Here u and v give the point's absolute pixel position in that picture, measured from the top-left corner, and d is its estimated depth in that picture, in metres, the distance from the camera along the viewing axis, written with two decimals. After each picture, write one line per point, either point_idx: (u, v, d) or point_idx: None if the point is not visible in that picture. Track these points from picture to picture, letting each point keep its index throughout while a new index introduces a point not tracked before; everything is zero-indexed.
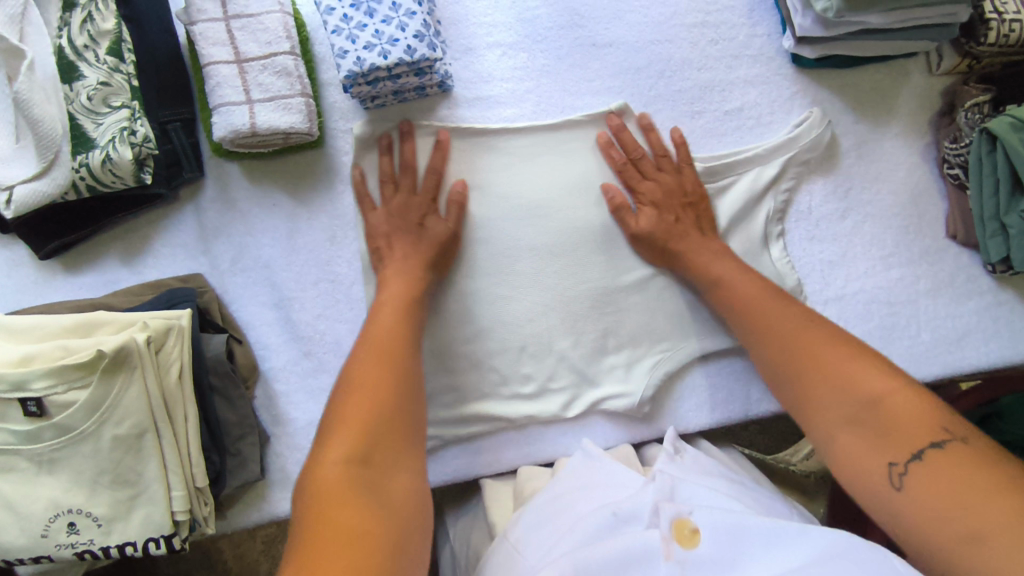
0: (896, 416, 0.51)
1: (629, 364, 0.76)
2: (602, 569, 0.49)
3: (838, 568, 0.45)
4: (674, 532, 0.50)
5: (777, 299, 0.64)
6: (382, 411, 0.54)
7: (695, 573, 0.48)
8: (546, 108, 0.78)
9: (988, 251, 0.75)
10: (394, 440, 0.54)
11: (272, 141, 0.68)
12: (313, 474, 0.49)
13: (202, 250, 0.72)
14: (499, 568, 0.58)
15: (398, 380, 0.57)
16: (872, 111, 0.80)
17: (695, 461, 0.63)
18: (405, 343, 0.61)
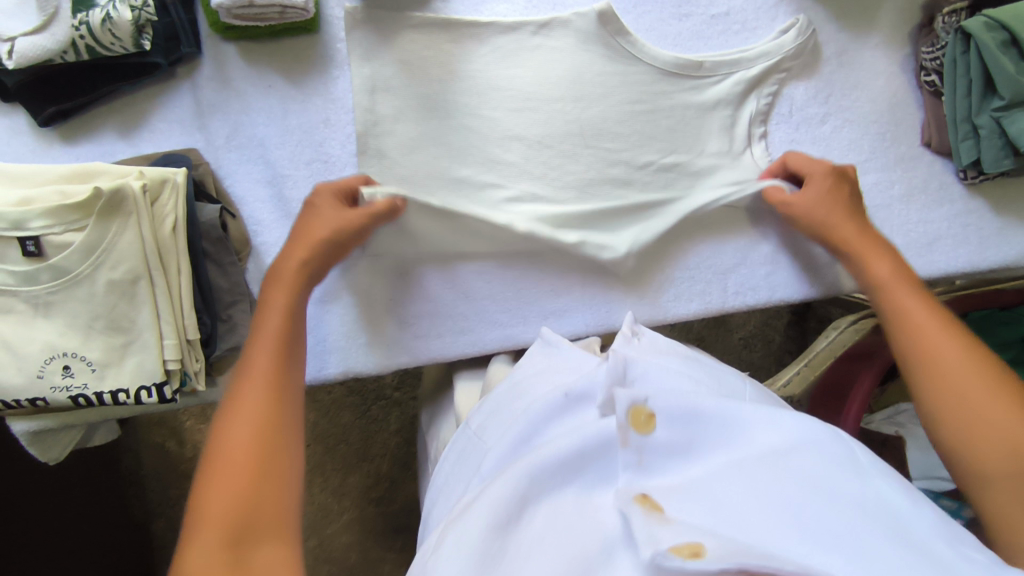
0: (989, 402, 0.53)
1: (611, 254, 0.78)
2: (559, 465, 0.45)
3: (802, 462, 0.43)
4: (629, 419, 0.45)
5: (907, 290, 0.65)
6: (259, 471, 0.51)
7: (653, 457, 0.44)
8: (537, 5, 0.80)
9: (959, 155, 0.78)
10: (267, 472, 0.51)
11: (268, 15, 0.70)
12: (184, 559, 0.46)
13: (198, 127, 0.74)
14: (462, 451, 0.59)
15: (280, 439, 0.54)
16: (854, 20, 0.83)
17: (652, 344, 0.62)
18: (288, 387, 0.59)
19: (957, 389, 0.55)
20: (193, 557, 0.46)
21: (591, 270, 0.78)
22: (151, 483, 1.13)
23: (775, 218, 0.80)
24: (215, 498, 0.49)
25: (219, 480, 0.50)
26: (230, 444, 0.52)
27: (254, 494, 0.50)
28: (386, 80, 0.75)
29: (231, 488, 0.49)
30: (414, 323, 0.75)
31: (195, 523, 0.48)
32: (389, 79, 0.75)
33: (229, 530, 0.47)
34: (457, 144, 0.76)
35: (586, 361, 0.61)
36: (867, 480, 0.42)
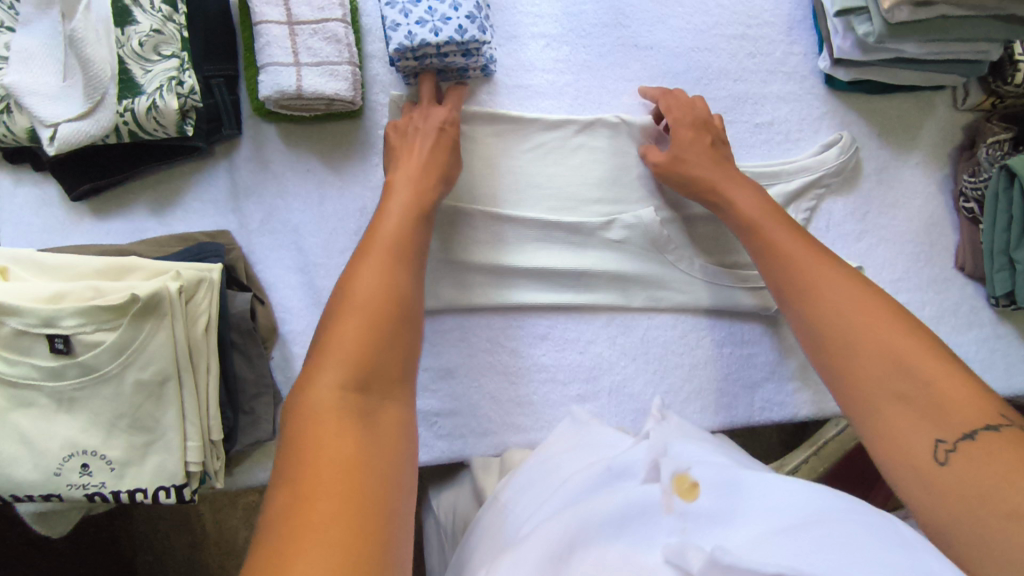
0: (924, 371, 0.49)
1: (640, 360, 0.77)
2: (607, 519, 0.46)
3: (848, 521, 0.42)
4: (674, 485, 0.47)
5: (815, 254, 0.61)
6: (364, 369, 0.49)
7: (696, 525, 0.45)
8: (583, 103, 0.79)
9: (993, 283, 0.78)
10: (374, 400, 0.48)
11: (315, 105, 0.69)
12: (287, 464, 0.43)
13: (232, 208, 0.73)
14: (488, 531, 0.56)
15: (398, 336, 0.52)
16: (896, 138, 0.83)
17: (681, 430, 0.60)
18: (405, 252, 0.58)
19: (876, 368, 0.51)
20: (309, 441, 0.43)
21: (620, 376, 0.77)
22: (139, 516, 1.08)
23: None
24: (322, 426, 0.44)
25: (324, 416, 0.45)
26: (329, 381, 0.47)
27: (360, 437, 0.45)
28: None
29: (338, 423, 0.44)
30: (437, 421, 0.74)
31: (300, 452, 0.43)
32: None
33: (339, 466, 0.42)
34: (497, 239, 0.75)
35: (617, 441, 0.59)
36: (922, 545, 0.41)
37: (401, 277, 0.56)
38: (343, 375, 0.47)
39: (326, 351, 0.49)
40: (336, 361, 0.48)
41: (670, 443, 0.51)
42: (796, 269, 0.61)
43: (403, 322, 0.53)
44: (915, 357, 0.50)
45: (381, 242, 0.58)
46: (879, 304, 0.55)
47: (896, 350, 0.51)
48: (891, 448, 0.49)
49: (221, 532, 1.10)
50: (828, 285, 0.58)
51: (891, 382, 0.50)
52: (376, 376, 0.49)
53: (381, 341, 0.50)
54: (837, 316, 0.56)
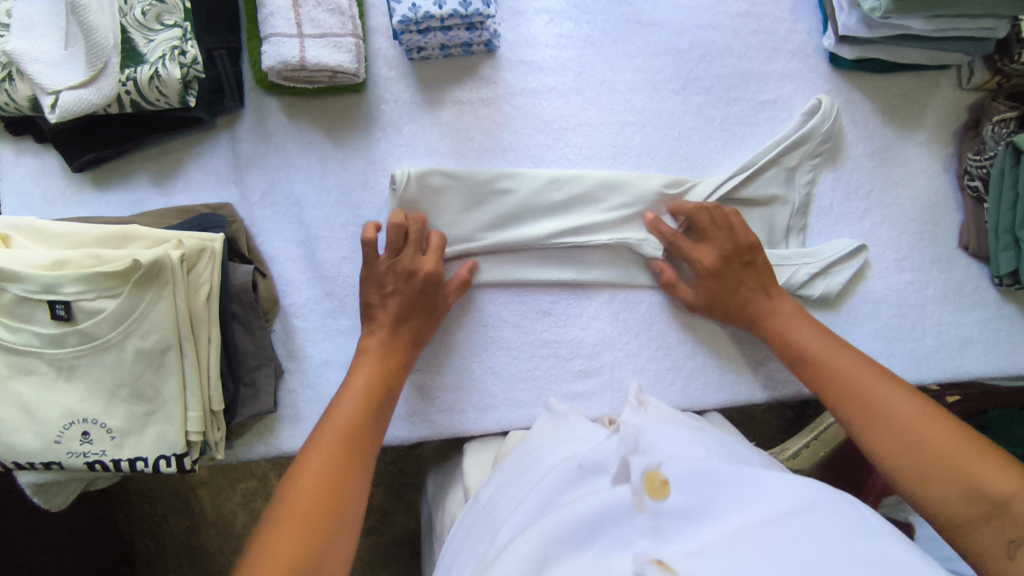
0: (927, 439, 0.56)
1: (642, 337, 0.77)
2: (577, 528, 0.45)
3: (819, 518, 0.43)
4: (645, 485, 0.46)
5: (830, 342, 0.68)
6: (314, 529, 0.53)
7: (670, 522, 0.45)
8: (587, 79, 0.78)
9: (998, 263, 0.77)
10: (327, 544, 0.53)
11: (317, 78, 0.68)
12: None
13: (234, 180, 0.72)
14: (473, 525, 0.57)
15: (342, 486, 0.57)
16: (900, 117, 0.82)
17: (658, 413, 0.61)
18: (361, 439, 0.61)
19: (914, 466, 0.56)
20: (257, 565, 0.50)
21: (621, 353, 0.77)
22: (138, 497, 1.08)
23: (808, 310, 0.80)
24: (300, 495, 0.55)
25: (305, 491, 0.55)
26: (315, 462, 0.58)
27: (329, 507, 0.55)
28: (429, 147, 0.75)
29: (313, 493, 0.55)
30: (438, 396, 0.74)
31: (279, 515, 0.54)
32: (432, 147, 0.75)
33: (305, 530, 0.53)
34: (499, 215, 0.74)
35: (596, 436, 0.59)
36: (878, 541, 0.43)
37: (383, 370, 0.66)
38: (325, 458, 0.58)
39: (286, 510, 0.54)
40: (323, 446, 0.59)
41: (643, 436, 0.51)
42: (824, 364, 0.66)
43: (377, 425, 0.64)
44: (949, 452, 0.55)
45: (363, 365, 0.66)
46: (903, 397, 0.60)
47: (936, 445, 0.55)
48: (964, 538, 0.52)
49: (221, 515, 1.10)
50: (848, 376, 0.64)
51: (936, 476, 0.54)
52: (352, 455, 0.60)
53: (359, 436, 0.61)
54: (872, 411, 0.61)
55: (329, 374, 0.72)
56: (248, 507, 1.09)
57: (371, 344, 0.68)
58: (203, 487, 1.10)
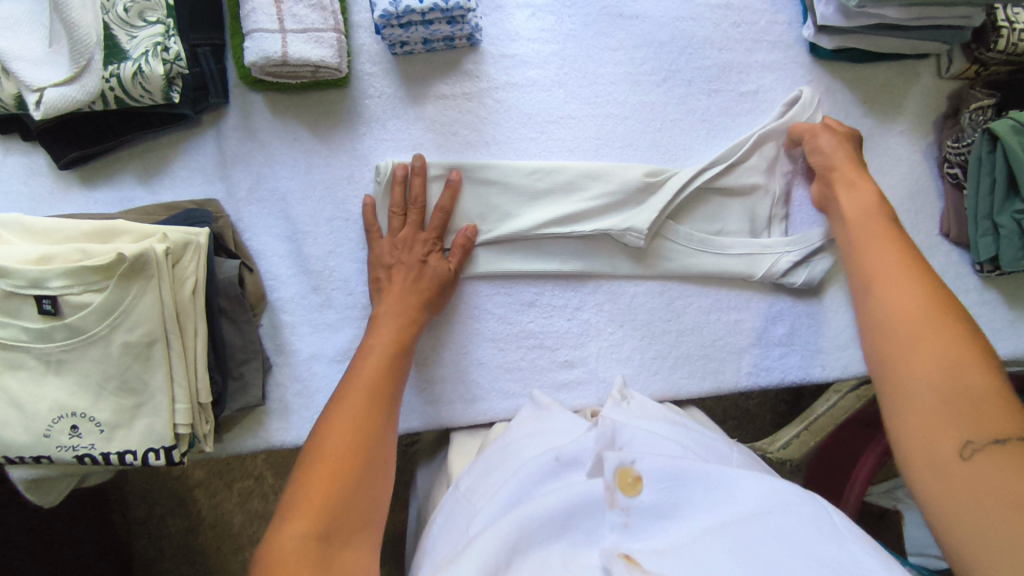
0: (946, 373, 0.49)
1: (627, 327, 0.78)
2: (547, 521, 0.48)
3: (787, 520, 0.44)
4: (617, 480, 0.48)
5: (887, 241, 0.63)
6: (351, 471, 0.51)
7: (639, 520, 0.47)
8: (569, 72, 0.79)
9: (977, 250, 0.78)
10: (358, 493, 0.51)
11: (300, 73, 0.69)
12: (272, 544, 0.46)
13: (220, 176, 0.73)
14: (450, 513, 0.56)
15: (375, 432, 0.55)
16: (880, 107, 0.83)
17: (641, 408, 0.63)
18: (388, 391, 0.59)
19: (908, 357, 0.53)
20: (288, 530, 0.47)
21: (607, 342, 0.78)
22: (134, 500, 1.08)
23: (791, 298, 0.81)
24: (334, 432, 0.54)
25: (340, 428, 0.54)
26: (349, 404, 0.56)
27: (368, 443, 0.54)
28: (414, 141, 0.76)
29: (350, 430, 0.54)
30: (425, 388, 0.75)
31: (317, 450, 0.52)
32: (417, 141, 0.76)
33: (347, 464, 0.51)
34: (482, 207, 0.75)
35: (577, 428, 0.60)
36: (841, 543, 0.43)
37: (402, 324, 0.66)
38: (358, 399, 0.57)
39: (324, 452, 0.52)
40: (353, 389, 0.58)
41: (620, 429, 0.53)
42: (870, 254, 0.63)
43: (402, 374, 0.63)
44: (942, 375, 0.50)
45: (386, 318, 0.66)
46: (924, 294, 0.56)
47: (932, 352, 0.51)
48: (907, 438, 0.50)
49: (216, 517, 1.10)
50: (880, 267, 0.61)
51: (924, 363, 0.51)
52: (383, 398, 0.58)
53: (387, 385, 0.60)
54: (885, 300, 0.58)
55: (317, 367, 0.73)
56: (246, 507, 1.10)
57: (393, 299, 0.68)
58: (199, 488, 1.09)
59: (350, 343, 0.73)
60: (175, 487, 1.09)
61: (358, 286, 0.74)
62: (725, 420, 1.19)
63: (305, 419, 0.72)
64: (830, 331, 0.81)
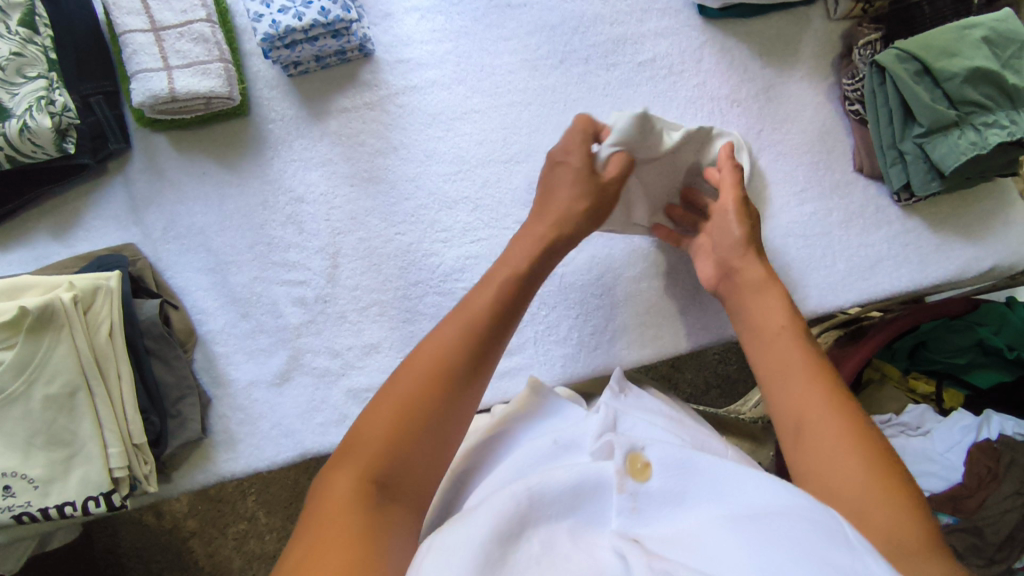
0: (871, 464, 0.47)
1: (560, 308, 0.79)
2: (557, 495, 0.46)
3: (795, 522, 0.40)
4: (627, 466, 0.47)
5: (761, 297, 0.61)
6: (421, 407, 0.48)
7: (647, 505, 0.45)
8: (465, 68, 0.80)
9: (890, 180, 0.80)
10: (423, 438, 0.47)
11: (193, 106, 0.70)
12: (323, 490, 0.45)
13: (134, 221, 0.73)
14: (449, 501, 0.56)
15: (462, 369, 0.50)
16: (777, 57, 0.85)
17: (638, 401, 0.60)
18: (490, 322, 0.54)
19: (839, 438, 0.49)
20: (339, 475, 0.45)
21: (543, 325, 0.79)
22: (131, 559, 1.07)
23: None
24: (429, 346, 0.51)
25: (430, 350, 0.51)
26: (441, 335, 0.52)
27: (449, 377, 0.49)
28: (322, 157, 0.77)
29: (422, 376, 0.49)
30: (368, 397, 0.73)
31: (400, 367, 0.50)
32: (324, 155, 0.77)
33: (420, 396, 0.48)
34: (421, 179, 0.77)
35: (573, 416, 0.57)
36: (857, 552, 0.38)
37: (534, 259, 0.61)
38: (442, 344, 0.51)
39: (411, 362, 0.50)
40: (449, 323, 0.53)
41: (621, 417, 0.55)
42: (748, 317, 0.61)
43: (509, 327, 0.55)
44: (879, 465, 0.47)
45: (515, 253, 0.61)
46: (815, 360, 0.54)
47: (851, 441, 0.48)
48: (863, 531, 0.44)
49: (216, 563, 1.07)
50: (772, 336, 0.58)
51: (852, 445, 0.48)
52: (480, 342, 0.52)
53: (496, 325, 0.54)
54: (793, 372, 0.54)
55: (256, 394, 0.73)
56: (244, 549, 1.07)
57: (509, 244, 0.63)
58: (193, 538, 1.07)
59: (285, 365, 0.73)
60: (169, 540, 1.07)
61: (286, 308, 0.74)
62: (707, 390, 1.18)
63: (250, 446, 0.71)
64: None
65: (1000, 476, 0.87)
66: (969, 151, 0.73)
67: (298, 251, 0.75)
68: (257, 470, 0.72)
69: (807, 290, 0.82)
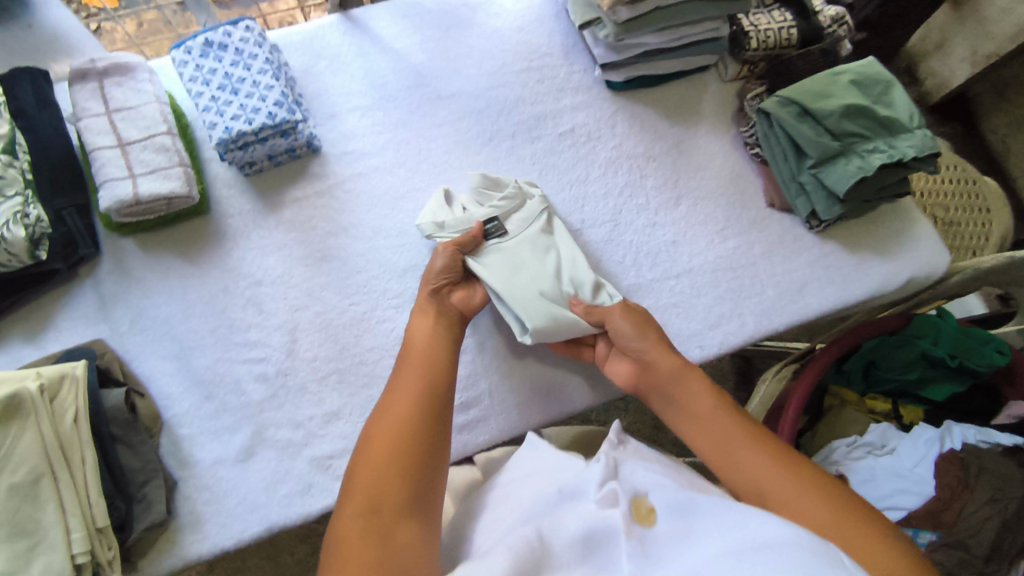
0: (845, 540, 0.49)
1: (511, 359, 0.82)
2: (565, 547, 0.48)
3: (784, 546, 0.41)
4: (633, 512, 0.50)
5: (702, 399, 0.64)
6: (398, 442, 0.58)
7: (655, 548, 0.47)
8: (404, 153, 0.89)
9: (798, 210, 0.88)
10: (412, 453, 0.57)
11: (156, 207, 0.78)
12: (337, 527, 0.53)
13: (102, 317, 0.78)
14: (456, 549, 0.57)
15: (432, 401, 0.62)
16: (681, 116, 0.96)
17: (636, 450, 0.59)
18: (440, 356, 0.68)
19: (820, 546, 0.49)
20: (346, 514, 0.53)
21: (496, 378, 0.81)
22: None
23: (655, 295, 0.87)
24: (386, 418, 0.60)
25: (396, 403, 0.62)
26: (402, 388, 0.63)
27: (420, 412, 0.61)
28: (278, 242, 0.84)
29: (393, 421, 0.60)
30: (332, 464, 0.75)
31: (368, 437, 0.59)
32: (281, 241, 0.84)
33: (400, 431, 0.59)
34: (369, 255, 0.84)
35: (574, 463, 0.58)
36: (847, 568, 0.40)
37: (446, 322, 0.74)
38: (409, 395, 0.62)
39: (376, 421, 0.60)
40: (406, 378, 0.64)
41: (622, 463, 0.55)
42: (702, 445, 0.61)
43: (452, 360, 0.69)
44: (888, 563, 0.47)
45: (416, 322, 0.73)
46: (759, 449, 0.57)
47: (833, 526, 0.50)
48: None
49: None
50: (731, 465, 0.58)
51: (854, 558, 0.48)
52: (436, 393, 0.63)
53: (436, 364, 0.67)
54: (778, 502, 0.53)
55: (222, 472, 0.74)
56: None
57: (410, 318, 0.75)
58: None
59: (249, 440, 0.75)
60: None
61: (249, 385, 0.78)
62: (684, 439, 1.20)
63: (216, 525, 0.72)
64: (698, 314, 0.87)
65: (971, 484, 0.83)
66: (858, 172, 0.81)
67: (258, 330, 0.80)
68: (224, 550, 0.72)
69: (743, 318, 0.87)
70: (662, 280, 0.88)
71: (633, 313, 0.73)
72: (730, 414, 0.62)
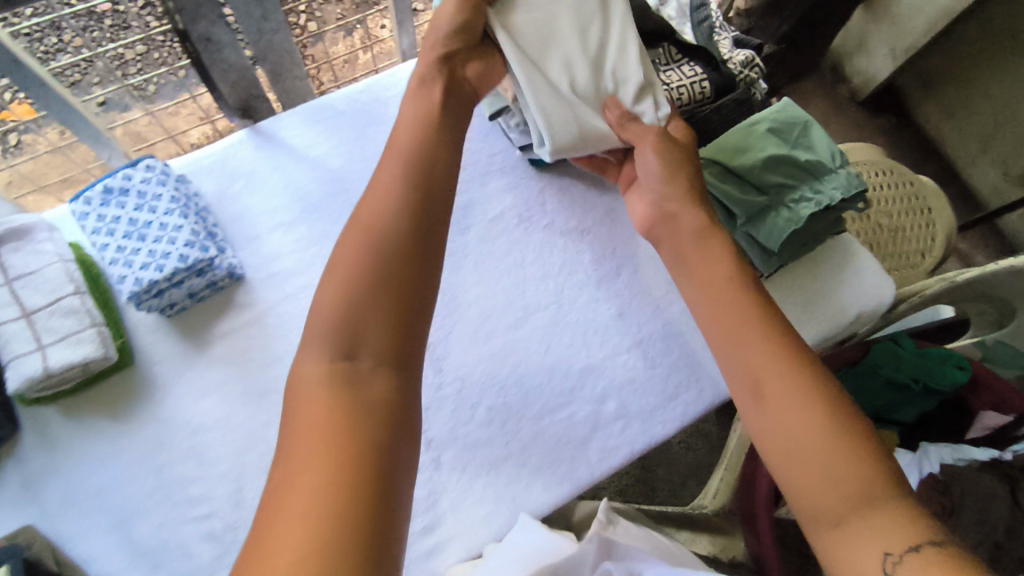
0: (833, 458, 0.56)
1: (472, 469, 0.80)
2: None
3: None
4: None
5: (749, 308, 0.67)
6: (358, 278, 0.60)
7: None
8: None
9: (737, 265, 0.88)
10: (369, 322, 0.59)
11: (72, 374, 0.73)
12: (297, 369, 0.58)
13: (29, 498, 0.73)
14: None
15: (399, 274, 0.61)
16: (610, 183, 0.95)
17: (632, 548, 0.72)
18: (422, 203, 0.66)
19: (807, 460, 0.57)
20: (306, 357, 0.58)
21: (459, 491, 0.79)
22: None
23: (608, 375, 0.85)
24: (348, 244, 0.62)
25: (365, 211, 0.65)
26: (343, 252, 0.62)
27: (381, 262, 0.61)
28: (211, 383, 0.79)
29: (355, 258, 0.61)
30: None
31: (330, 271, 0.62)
32: (214, 381, 0.80)
33: (352, 272, 0.60)
34: None
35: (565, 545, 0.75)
36: None
37: (427, 123, 0.72)
38: (335, 293, 0.59)
39: (353, 221, 0.64)
40: (346, 246, 0.62)
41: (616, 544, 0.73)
42: (740, 367, 0.64)
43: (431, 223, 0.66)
44: (862, 479, 0.55)
45: (407, 102, 0.75)
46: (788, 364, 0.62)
47: (823, 449, 0.57)
48: (844, 540, 0.53)
49: None
50: (746, 355, 0.64)
51: (832, 470, 0.56)
52: (417, 234, 0.64)
53: (412, 204, 0.66)
54: (770, 393, 0.61)
55: None
56: None
57: (410, 86, 0.76)
58: None
59: None
60: None
61: (197, 546, 0.73)
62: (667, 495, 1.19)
63: None
64: (654, 387, 0.85)
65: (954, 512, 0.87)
66: (787, 227, 0.81)
67: (200, 485, 0.75)
68: None
69: (699, 384, 0.85)
70: (613, 357, 0.86)
71: (698, 225, 0.74)
72: (763, 306, 0.67)
